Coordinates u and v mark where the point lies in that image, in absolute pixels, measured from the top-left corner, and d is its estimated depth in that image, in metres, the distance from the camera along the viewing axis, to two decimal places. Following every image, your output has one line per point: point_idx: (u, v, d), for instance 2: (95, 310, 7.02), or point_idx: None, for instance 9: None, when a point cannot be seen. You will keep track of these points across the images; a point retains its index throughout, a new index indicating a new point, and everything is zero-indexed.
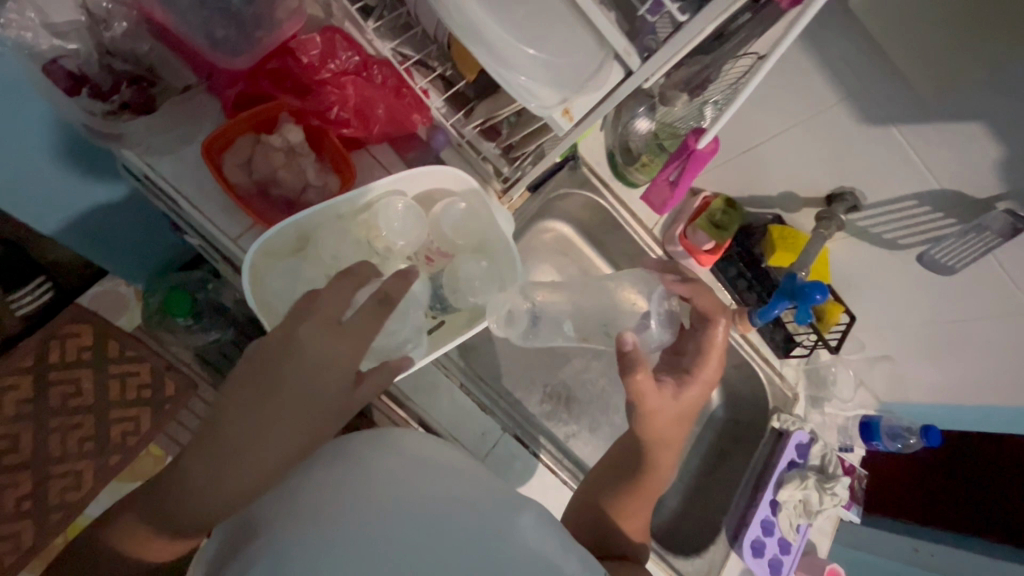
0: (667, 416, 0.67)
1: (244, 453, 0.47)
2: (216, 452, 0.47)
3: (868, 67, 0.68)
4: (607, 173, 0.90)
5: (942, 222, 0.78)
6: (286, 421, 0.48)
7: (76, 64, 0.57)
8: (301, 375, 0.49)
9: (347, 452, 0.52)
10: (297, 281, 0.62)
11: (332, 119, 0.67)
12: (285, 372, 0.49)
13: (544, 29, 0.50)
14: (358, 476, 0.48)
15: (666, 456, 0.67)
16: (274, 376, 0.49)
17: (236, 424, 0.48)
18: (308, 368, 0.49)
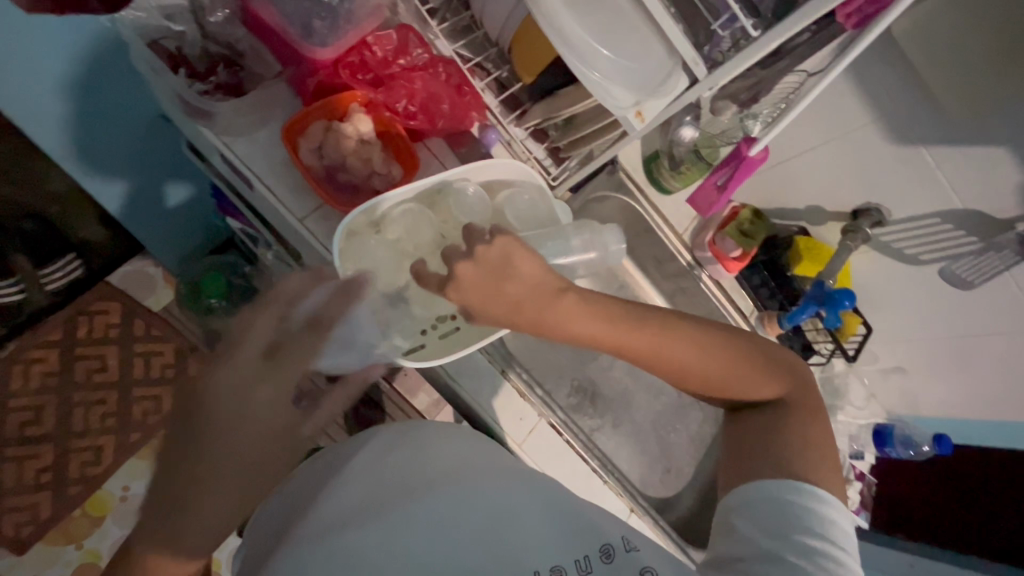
0: (625, 338, 0.52)
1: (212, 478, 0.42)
2: (185, 472, 0.42)
3: (903, 90, 0.73)
4: (641, 178, 0.96)
5: (963, 241, 0.82)
6: (217, 487, 0.43)
7: (176, 45, 0.63)
8: (238, 402, 0.44)
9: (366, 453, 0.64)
10: (377, 254, 0.66)
11: (400, 111, 0.71)
12: (210, 432, 0.43)
13: (621, 37, 0.55)
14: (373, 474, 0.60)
15: (698, 356, 0.54)
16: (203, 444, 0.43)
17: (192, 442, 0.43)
18: (231, 431, 0.43)
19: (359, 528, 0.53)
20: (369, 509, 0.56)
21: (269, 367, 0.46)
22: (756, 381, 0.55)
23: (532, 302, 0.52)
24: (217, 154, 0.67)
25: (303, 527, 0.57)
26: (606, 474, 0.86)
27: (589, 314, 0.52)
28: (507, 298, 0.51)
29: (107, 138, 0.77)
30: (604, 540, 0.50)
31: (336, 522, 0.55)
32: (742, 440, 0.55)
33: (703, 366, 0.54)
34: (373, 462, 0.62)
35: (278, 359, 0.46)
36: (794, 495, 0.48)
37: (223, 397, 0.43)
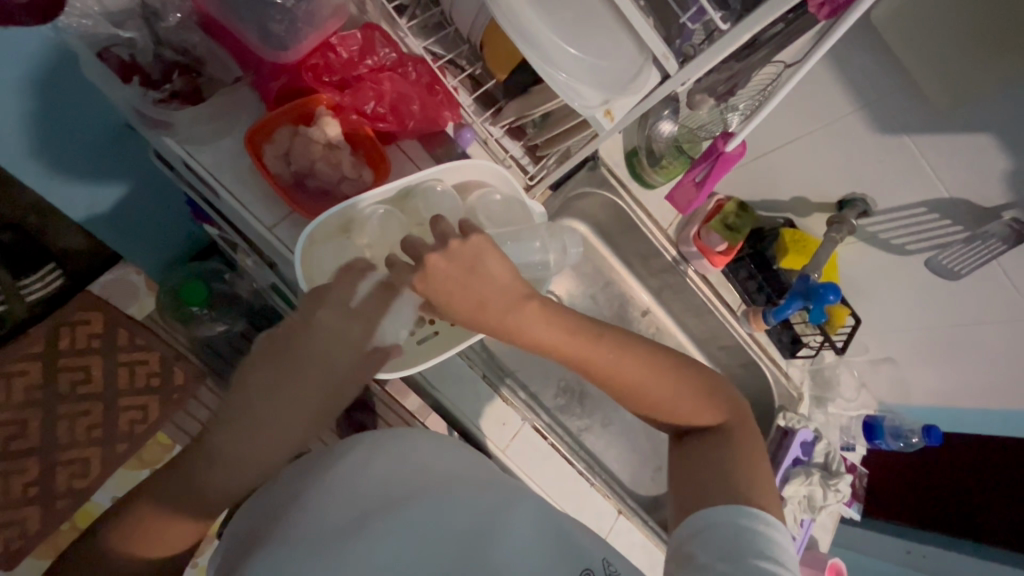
0: (585, 347, 0.53)
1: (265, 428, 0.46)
2: (244, 419, 0.45)
3: (885, 78, 0.71)
4: (624, 174, 0.92)
5: (949, 230, 0.81)
6: (236, 453, 0.45)
7: (129, 52, 0.60)
8: (316, 358, 0.48)
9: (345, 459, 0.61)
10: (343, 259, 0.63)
11: (369, 114, 0.69)
12: (279, 383, 0.46)
13: (588, 33, 0.53)
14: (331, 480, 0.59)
15: (647, 374, 0.54)
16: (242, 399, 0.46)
17: (262, 391, 0.46)
18: (267, 400, 0.46)
19: (338, 533, 0.52)
20: (344, 518, 0.54)
21: (308, 353, 0.48)
22: (700, 405, 0.56)
23: (495, 304, 0.51)
24: (180, 162, 0.65)
25: (277, 531, 0.55)
26: (593, 476, 0.85)
27: (548, 321, 0.52)
28: (476, 300, 0.51)
29: (71, 146, 0.74)
30: (583, 564, 0.51)
31: (318, 528, 0.53)
32: (692, 466, 0.55)
33: (654, 379, 0.54)
34: (351, 470, 0.59)
35: (320, 346, 0.49)
36: (748, 519, 0.48)
37: (267, 367, 0.47)
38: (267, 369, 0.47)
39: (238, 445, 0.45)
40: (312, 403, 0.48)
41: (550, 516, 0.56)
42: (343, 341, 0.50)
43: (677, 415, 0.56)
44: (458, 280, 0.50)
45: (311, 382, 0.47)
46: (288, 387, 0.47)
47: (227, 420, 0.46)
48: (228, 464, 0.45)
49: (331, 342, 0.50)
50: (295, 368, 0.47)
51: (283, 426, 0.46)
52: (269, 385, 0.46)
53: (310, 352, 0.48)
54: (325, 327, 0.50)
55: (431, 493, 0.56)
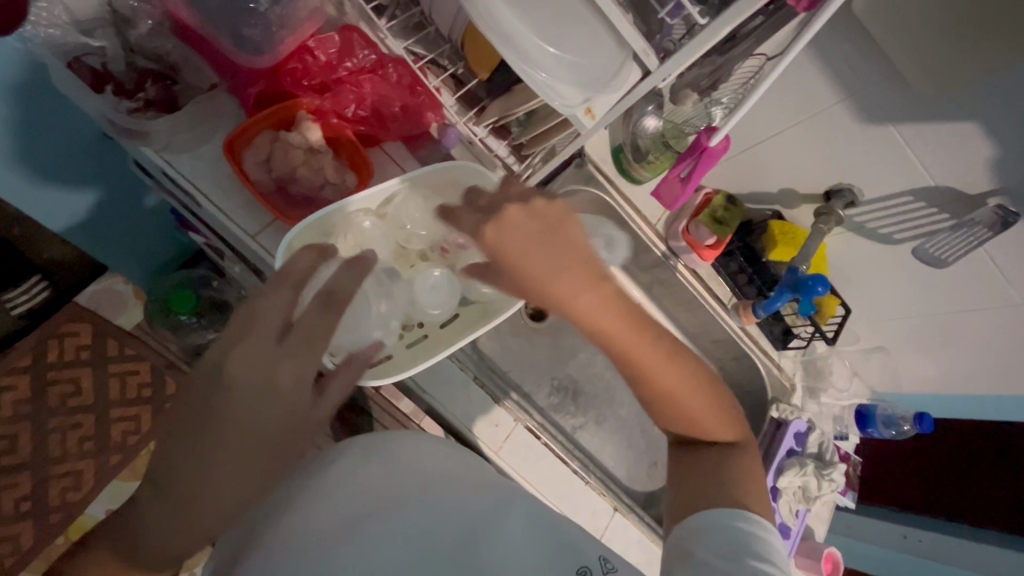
0: (631, 335, 0.49)
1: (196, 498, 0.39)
2: (169, 490, 0.39)
3: (868, 68, 0.71)
4: (612, 170, 0.92)
5: (936, 218, 0.81)
6: (156, 535, 0.39)
7: (100, 61, 0.59)
8: (239, 414, 0.39)
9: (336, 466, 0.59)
10: None
11: (350, 117, 0.69)
12: (205, 450, 0.38)
13: (566, 30, 0.52)
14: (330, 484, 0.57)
15: (674, 373, 0.51)
16: (158, 472, 0.39)
17: (180, 458, 0.39)
18: (182, 481, 0.38)
19: (337, 535, 0.51)
20: (340, 521, 0.53)
21: (227, 418, 0.39)
22: (720, 421, 0.54)
23: (563, 267, 0.48)
24: (160, 171, 0.64)
25: (269, 535, 0.53)
26: (587, 475, 0.85)
27: (604, 291, 0.48)
28: (548, 263, 0.48)
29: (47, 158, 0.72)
30: (581, 564, 0.50)
31: (315, 530, 0.52)
32: (697, 483, 0.52)
33: (681, 378, 0.51)
34: (345, 474, 0.58)
35: (245, 412, 0.39)
36: (743, 522, 0.48)
37: (182, 437, 0.39)
38: (182, 443, 0.39)
39: (157, 527, 0.39)
40: (233, 480, 0.39)
41: (544, 517, 0.56)
42: (273, 400, 0.40)
43: (688, 423, 0.53)
44: (538, 239, 0.47)
45: (232, 455, 0.39)
46: (206, 464, 0.38)
47: (146, 495, 0.40)
48: (148, 547, 0.40)
49: (257, 402, 0.39)
50: (217, 427, 0.39)
51: (212, 501, 0.39)
52: (185, 460, 0.38)
53: (231, 416, 0.39)
54: (251, 381, 0.39)
55: (427, 497, 0.55)
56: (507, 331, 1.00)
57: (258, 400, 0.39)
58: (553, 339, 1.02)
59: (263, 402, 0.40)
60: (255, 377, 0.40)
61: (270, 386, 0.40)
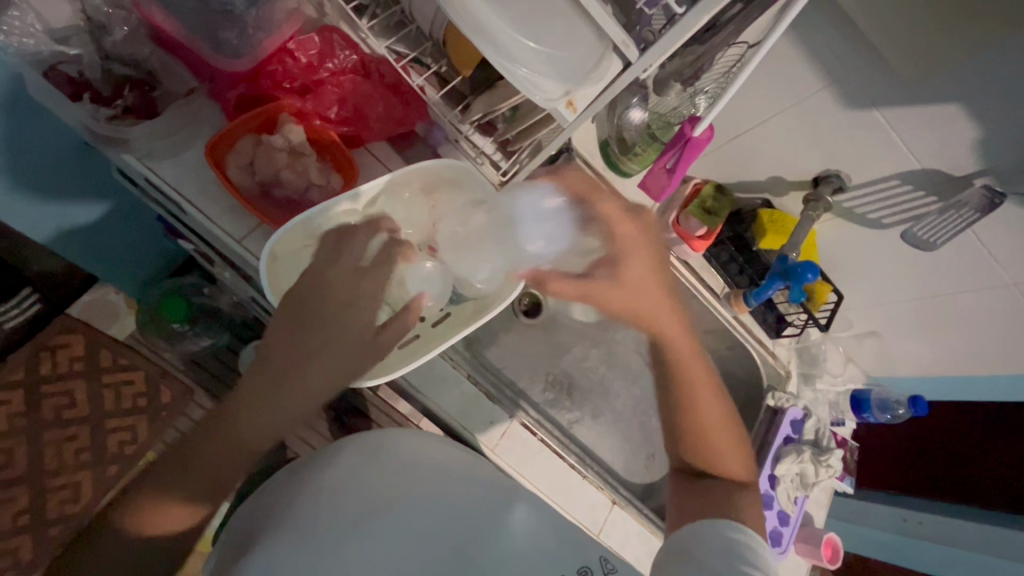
0: (682, 345, 0.66)
1: (296, 380, 0.55)
2: (274, 378, 0.55)
3: (852, 52, 0.71)
4: (600, 164, 0.91)
5: (923, 200, 0.81)
6: (244, 427, 0.55)
7: (77, 69, 0.59)
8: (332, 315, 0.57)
9: (343, 459, 0.59)
10: None
11: (332, 118, 0.68)
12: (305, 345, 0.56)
13: (544, 23, 0.51)
14: (340, 477, 0.56)
15: (707, 409, 0.65)
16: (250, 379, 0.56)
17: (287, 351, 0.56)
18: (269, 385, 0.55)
19: (356, 530, 0.50)
20: (355, 514, 0.52)
21: (308, 336, 0.56)
22: (730, 454, 0.64)
23: (662, 298, 0.67)
24: (143, 179, 0.64)
25: (279, 528, 0.52)
26: (584, 469, 0.85)
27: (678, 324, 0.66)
28: (644, 294, 0.66)
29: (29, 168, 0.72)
30: (581, 564, 0.51)
31: (331, 525, 0.51)
32: (703, 503, 0.60)
33: (710, 410, 0.65)
34: (355, 469, 0.57)
35: (319, 331, 0.56)
36: (737, 533, 0.55)
37: (271, 352, 0.56)
38: (269, 358, 0.56)
39: (262, 406, 0.55)
40: (304, 377, 0.56)
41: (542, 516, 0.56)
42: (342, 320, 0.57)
43: (700, 454, 0.64)
44: (639, 266, 0.67)
45: (301, 361, 0.56)
46: (286, 368, 0.55)
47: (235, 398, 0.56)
48: (233, 440, 0.55)
49: (326, 324, 0.57)
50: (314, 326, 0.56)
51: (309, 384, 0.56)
52: (274, 365, 0.55)
53: (303, 334, 0.56)
54: (321, 304, 0.57)
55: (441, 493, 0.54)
56: (500, 328, 1.00)
57: (334, 319, 0.57)
58: (546, 334, 1.02)
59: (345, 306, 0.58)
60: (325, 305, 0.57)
61: (342, 310, 0.57)
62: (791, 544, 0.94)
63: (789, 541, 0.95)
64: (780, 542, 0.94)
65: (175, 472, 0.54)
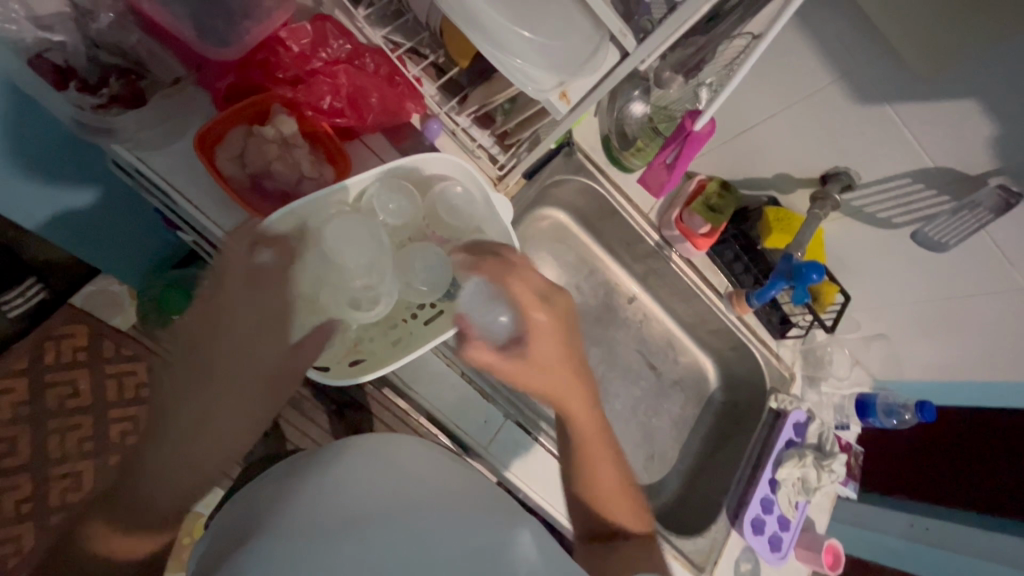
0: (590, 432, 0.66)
1: (207, 390, 0.52)
2: (175, 400, 0.52)
3: (864, 44, 0.68)
4: (602, 159, 0.90)
5: (936, 200, 0.78)
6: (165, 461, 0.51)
7: (63, 57, 0.58)
8: (244, 316, 0.54)
9: (339, 467, 0.55)
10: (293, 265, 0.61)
11: (325, 109, 0.66)
12: (216, 337, 0.53)
13: (539, 13, 0.50)
14: (344, 482, 0.52)
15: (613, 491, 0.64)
16: (219, 337, 0.53)
17: (205, 360, 0.53)
18: (183, 426, 0.52)
19: (352, 534, 0.45)
20: (347, 518, 0.46)
21: (219, 352, 0.53)
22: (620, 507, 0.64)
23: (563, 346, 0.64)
24: (135, 172, 0.63)
25: (276, 527, 0.46)
26: None
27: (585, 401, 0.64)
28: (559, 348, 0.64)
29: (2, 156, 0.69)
30: None
31: (323, 529, 0.45)
32: (623, 561, 0.58)
33: (604, 469, 0.64)
34: (354, 475, 0.53)
35: (223, 351, 0.53)
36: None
37: (206, 334, 0.54)
38: (201, 334, 0.54)
39: (194, 408, 0.52)
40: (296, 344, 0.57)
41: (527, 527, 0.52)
42: (229, 349, 0.53)
43: (598, 497, 0.64)
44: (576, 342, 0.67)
45: (253, 334, 0.54)
46: (216, 381, 0.53)
47: (191, 374, 0.52)
48: (195, 435, 0.52)
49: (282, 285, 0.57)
50: (224, 321, 0.54)
51: (211, 392, 0.52)
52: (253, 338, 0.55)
53: (215, 363, 0.53)
54: (216, 342, 0.53)
55: (433, 502, 0.50)
56: None
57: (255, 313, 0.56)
58: None
59: (254, 310, 0.55)
60: (212, 335, 0.53)
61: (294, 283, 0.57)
62: (791, 549, 0.92)
63: (789, 547, 0.93)
64: (780, 547, 0.92)
65: (121, 512, 0.51)
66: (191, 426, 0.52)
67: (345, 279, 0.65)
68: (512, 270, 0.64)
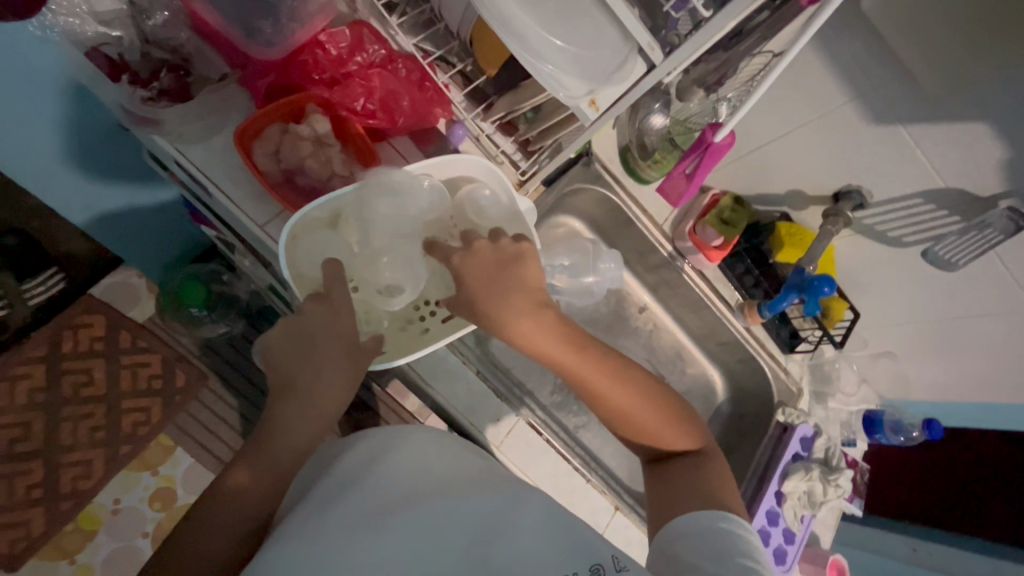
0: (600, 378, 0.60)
1: (306, 397, 0.57)
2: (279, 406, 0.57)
3: (879, 66, 0.70)
4: (619, 170, 0.92)
5: (945, 220, 0.80)
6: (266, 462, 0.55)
7: (117, 51, 0.62)
8: (332, 332, 0.59)
9: (355, 456, 0.60)
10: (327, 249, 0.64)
11: (359, 110, 0.69)
12: (311, 351, 0.58)
13: (572, 23, 0.53)
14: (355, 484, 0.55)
15: (649, 421, 0.61)
16: (313, 348, 0.58)
17: (300, 370, 0.58)
18: (285, 430, 0.56)
19: (366, 532, 0.48)
20: (356, 519, 0.50)
21: (311, 363, 0.58)
22: (669, 429, 0.62)
23: (507, 289, 0.59)
24: (173, 162, 0.66)
25: (294, 533, 0.50)
26: (589, 472, 0.85)
27: (553, 333, 0.59)
28: (501, 284, 0.59)
29: (44, 145, 0.71)
30: (594, 562, 0.46)
31: (339, 524, 0.50)
32: (677, 499, 0.58)
33: (619, 398, 0.60)
34: (359, 475, 0.57)
35: (316, 363, 0.58)
36: (726, 522, 0.54)
37: (301, 348, 0.58)
38: (297, 346, 0.58)
39: (293, 413, 0.57)
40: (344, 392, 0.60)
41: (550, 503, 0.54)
42: (320, 358, 0.58)
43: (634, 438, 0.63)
44: (533, 270, 0.61)
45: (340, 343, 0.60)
46: (312, 390, 0.57)
47: (289, 387, 0.57)
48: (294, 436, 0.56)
49: (318, 360, 0.58)
50: (319, 335, 0.59)
51: (310, 400, 0.57)
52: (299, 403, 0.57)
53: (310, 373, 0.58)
54: (308, 353, 0.58)
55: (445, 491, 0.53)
56: None
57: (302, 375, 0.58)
58: None
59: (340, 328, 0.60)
60: (308, 347, 0.58)
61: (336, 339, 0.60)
62: (795, 563, 0.93)
63: (793, 560, 0.93)
64: (784, 560, 0.92)
65: (213, 517, 0.52)
66: (293, 432, 0.56)
67: (373, 270, 0.67)
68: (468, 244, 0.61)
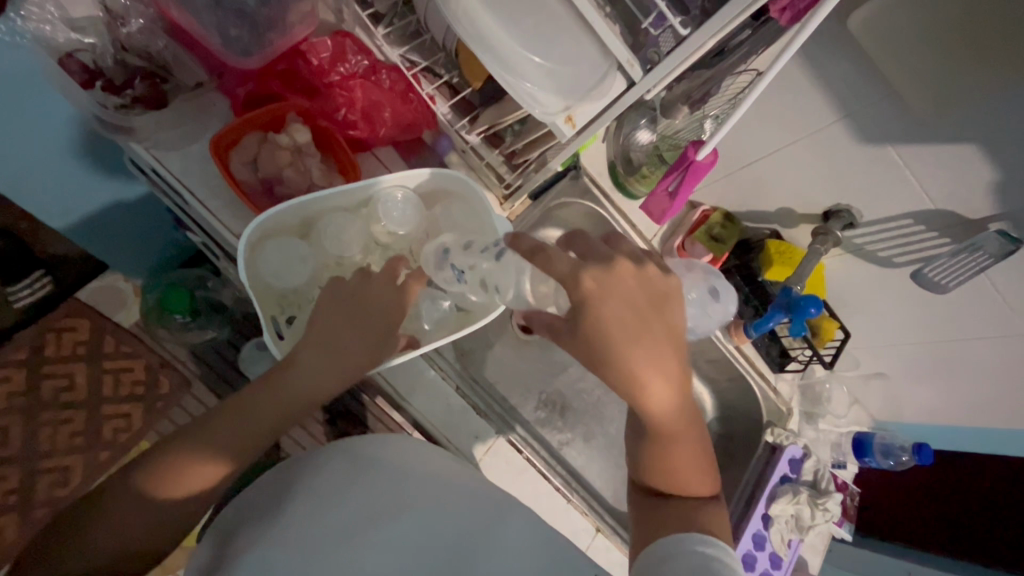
0: (671, 411, 0.58)
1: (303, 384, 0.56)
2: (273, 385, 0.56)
3: (866, 85, 0.70)
4: (607, 184, 0.90)
5: (937, 242, 0.79)
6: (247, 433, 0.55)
7: (92, 58, 0.62)
8: (344, 325, 0.59)
9: (337, 460, 0.57)
10: (294, 259, 0.64)
11: (339, 120, 0.69)
12: (321, 339, 0.57)
13: (550, 38, 0.51)
14: (330, 489, 0.53)
15: (678, 461, 0.60)
16: (324, 340, 0.57)
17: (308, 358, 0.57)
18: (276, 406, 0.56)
19: (342, 550, 0.46)
20: (330, 529, 0.48)
21: (317, 352, 0.57)
22: (695, 474, 0.60)
23: (642, 332, 0.56)
24: (149, 170, 0.65)
25: (264, 540, 0.47)
26: (571, 493, 0.82)
27: (674, 386, 0.58)
28: (644, 326, 0.57)
29: (21, 149, 0.70)
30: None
31: (314, 534, 0.47)
32: (664, 525, 0.56)
33: (683, 437, 0.59)
34: (341, 481, 0.53)
35: (322, 355, 0.57)
36: (708, 547, 0.52)
37: (308, 338, 0.58)
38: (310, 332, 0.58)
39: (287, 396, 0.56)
40: (301, 400, 0.57)
41: (524, 529, 0.52)
42: (327, 351, 0.57)
43: (662, 478, 0.60)
44: (657, 323, 0.58)
45: (347, 341, 0.59)
46: (312, 379, 0.57)
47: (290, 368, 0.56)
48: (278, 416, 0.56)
49: (326, 353, 0.57)
50: (332, 326, 0.58)
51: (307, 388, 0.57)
52: (247, 406, 0.55)
53: (316, 364, 0.57)
54: (318, 345, 0.57)
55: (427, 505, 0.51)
56: (494, 340, 0.97)
57: (294, 370, 0.56)
58: (543, 351, 0.99)
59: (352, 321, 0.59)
60: (320, 337, 0.57)
61: (336, 343, 0.58)
62: None
63: None
64: None
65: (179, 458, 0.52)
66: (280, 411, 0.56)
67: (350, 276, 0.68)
68: (598, 264, 0.58)
